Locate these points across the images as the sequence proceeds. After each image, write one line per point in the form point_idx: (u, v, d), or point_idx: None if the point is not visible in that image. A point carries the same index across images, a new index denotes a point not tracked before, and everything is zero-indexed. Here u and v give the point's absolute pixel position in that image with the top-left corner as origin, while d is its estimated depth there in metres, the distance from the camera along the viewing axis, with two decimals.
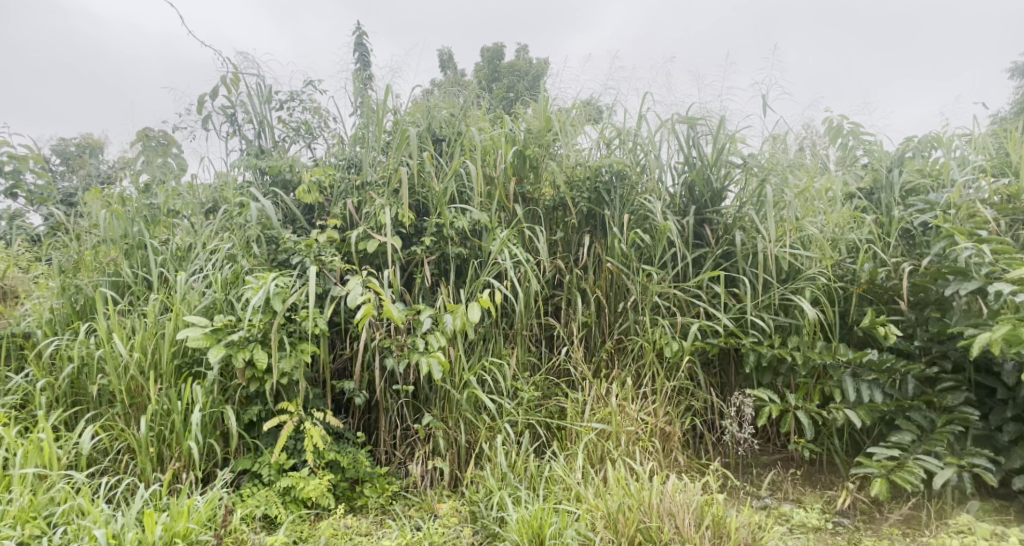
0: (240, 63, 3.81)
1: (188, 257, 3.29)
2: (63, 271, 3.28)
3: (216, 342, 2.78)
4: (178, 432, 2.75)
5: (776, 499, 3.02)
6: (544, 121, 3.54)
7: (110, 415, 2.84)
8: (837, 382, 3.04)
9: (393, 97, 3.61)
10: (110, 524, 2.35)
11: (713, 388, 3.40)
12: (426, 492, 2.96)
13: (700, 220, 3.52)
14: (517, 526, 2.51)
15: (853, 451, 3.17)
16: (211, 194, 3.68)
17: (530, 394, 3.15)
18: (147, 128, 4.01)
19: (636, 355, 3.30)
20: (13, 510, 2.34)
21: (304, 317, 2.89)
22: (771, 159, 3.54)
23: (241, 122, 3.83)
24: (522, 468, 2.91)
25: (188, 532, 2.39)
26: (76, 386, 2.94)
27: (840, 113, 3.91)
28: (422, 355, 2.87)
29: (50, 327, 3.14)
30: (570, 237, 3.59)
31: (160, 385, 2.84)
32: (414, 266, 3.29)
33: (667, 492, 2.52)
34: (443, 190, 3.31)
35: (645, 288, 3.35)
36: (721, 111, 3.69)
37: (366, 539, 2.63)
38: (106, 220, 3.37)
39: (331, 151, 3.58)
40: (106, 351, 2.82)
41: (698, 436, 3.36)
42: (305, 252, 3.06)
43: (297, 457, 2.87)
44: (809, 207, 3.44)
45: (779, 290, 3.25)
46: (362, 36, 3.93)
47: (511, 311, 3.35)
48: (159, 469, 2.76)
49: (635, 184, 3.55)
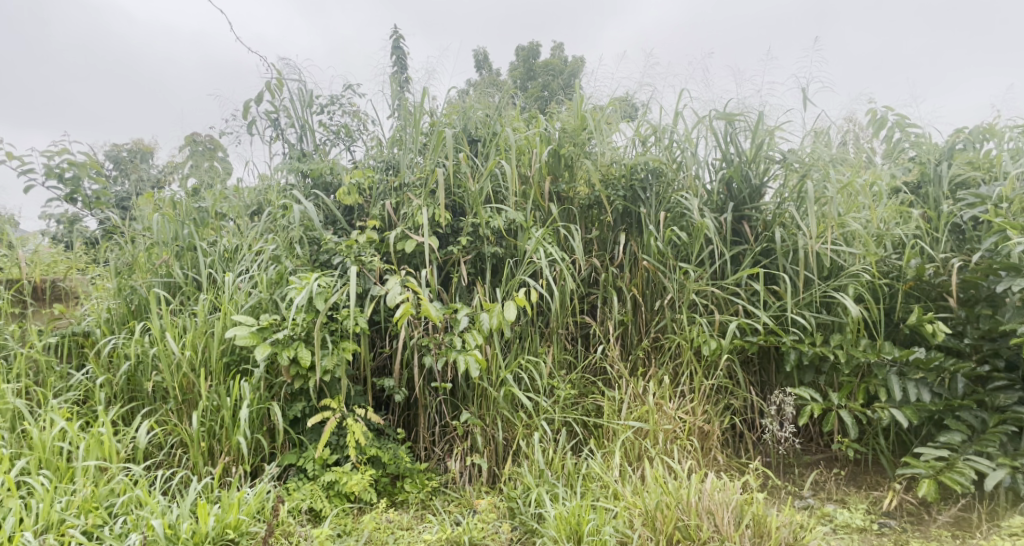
0: (282, 69, 3.90)
1: (235, 258, 3.40)
2: (120, 272, 3.42)
3: (262, 341, 2.87)
4: (228, 428, 2.85)
5: (819, 499, 2.97)
6: (578, 120, 3.57)
7: (165, 410, 2.97)
8: (882, 381, 2.97)
9: (429, 99, 3.67)
10: (166, 514, 2.46)
11: (753, 387, 3.35)
12: (464, 489, 3.02)
13: (739, 217, 3.49)
14: (555, 523, 2.54)
15: (899, 452, 3.09)
16: (256, 197, 3.76)
17: (566, 392, 3.17)
18: (195, 133, 4.13)
19: (673, 353, 3.30)
20: (78, 499, 2.48)
21: (345, 316, 2.98)
22: (814, 153, 3.45)
23: (284, 126, 3.92)
24: (559, 466, 2.94)
25: (239, 523, 2.50)
26: (133, 383, 3.07)
27: (885, 105, 3.77)
28: (460, 353, 2.93)
29: (109, 326, 3.28)
30: (605, 235, 3.59)
31: (211, 381, 2.95)
32: (450, 265, 3.35)
33: (706, 491, 2.52)
34: (479, 190, 3.36)
35: (682, 286, 3.34)
36: (761, 105, 3.63)
37: (408, 533, 2.70)
38: (158, 223, 3.47)
39: (370, 153, 3.67)
40: (160, 350, 2.94)
41: (738, 436, 3.32)
42: (346, 252, 3.16)
43: (340, 452, 2.96)
44: (852, 203, 3.36)
45: (821, 288, 3.19)
46: (399, 39, 3.98)
47: (547, 309, 3.38)
48: (210, 463, 2.86)
49: (672, 181, 3.53)
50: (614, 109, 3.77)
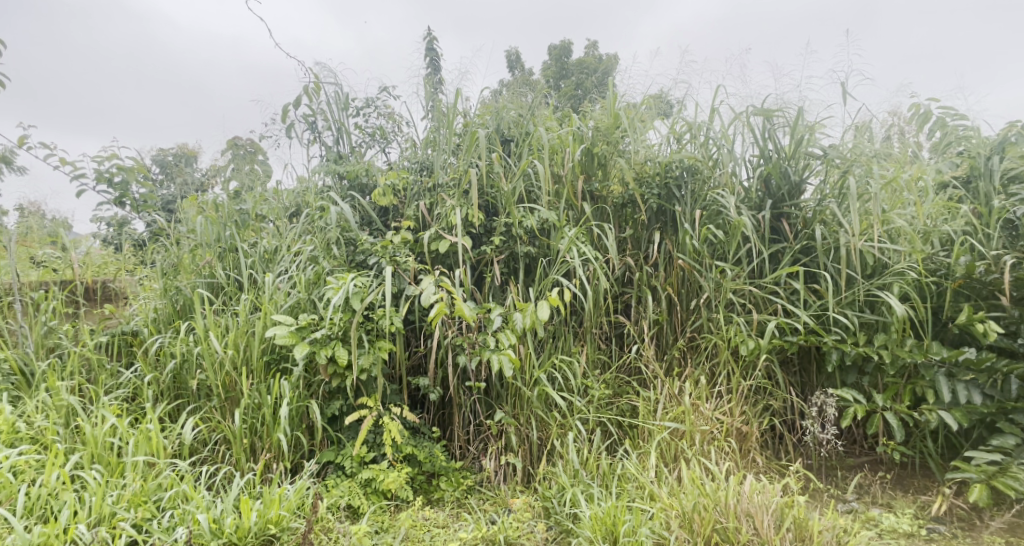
0: (319, 72, 3.96)
1: (275, 259, 3.47)
2: (165, 273, 3.51)
3: (301, 340, 2.92)
4: (269, 425, 2.91)
5: (863, 503, 2.90)
6: (612, 119, 3.55)
7: (209, 408, 3.04)
8: (930, 382, 2.90)
9: (463, 99, 3.69)
10: (210, 509, 2.53)
11: (793, 388, 3.29)
12: (499, 487, 3.03)
13: (778, 214, 3.44)
14: (591, 523, 2.53)
15: (949, 455, 3.01)
16: (294, 199, 3.82)
17: (600, 392, 3.16)
18: (235, 137, 4.22)
19: (710, 354, 3.27)
20: (128, 493, 2.55)
21: (381, 316, 3.01)
22: (856, 148, 3.42)
23: (321, 129, 3.98)
24: (594, 466, 2.93)
25: (280, 519, 2.55)
26: (179, 381, 3.15)
27: (929, 98, 3.66)
28: (494, 352, 2.94)
29: (155, 325, 3.37)
30: (639, 234, 3.57)
31: (252, 380, 3.01)
32: (483, 265, 3.37)
33: (745, 493, 2.48)
34: (512, 190, 3.36)
35: (719, 285, 3.30)
36: (800, 101, 3.57)
37: (444, 531, 2.72)
38: (201, 225, 3.56)
39: (404, 155, 3.71)
40: (203, 349, 3.01)
41: (778, 437, 3.26)
42: (381, 252, 3.19)
43: (377, 450, 2.99)
44: (896, 199, 3.28)
45: (864, 286, 3.12)
46: (433, 41, 4.01)
47: (581, 309, 3.37)
48: (252, 460, 2.93)
49: (708, 179, 3.49)
50: (648, 107, 3.74)
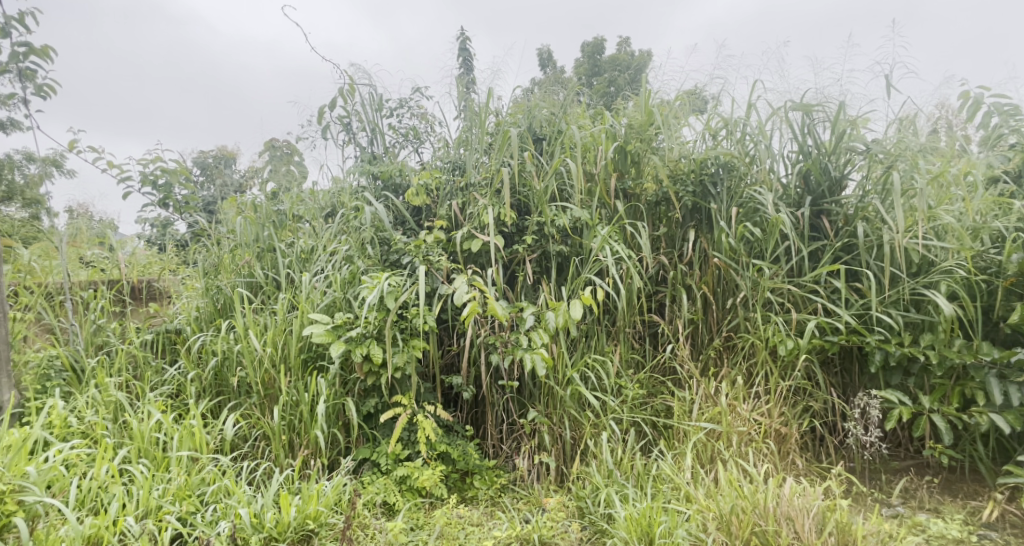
0: (353, 74, 4.01)
1: (311, 259, 3.51)
2: (206, 273, 3.60)
3: (337, 338, 2.96)
4: (306, 422, 2.96)
5: (909, 508, 2.82)
6: (646, 116, 3.51)
7: (249, 404, 3.10)
8: (980, 383, 2.80)
9: (495, 99, 3.70)
10: (251, 504, 2.58)
11: (835, 389, 3.22)
12: (533, 486, 3.02)
13: (818, 211, 3.36)
14: (626, 524, 2.51)
15: (1001, 459, 2.92)
16: (329, 199, 3.87)
17: (634, 392, 3.13)
18: (273, 139, 4.31)
19: (747, 353, 3.21)
20: (173, 487, 2.62)
21: (415, 314, 3.03)
22: (901, 143, 3.30)
23: (356, 130, 4.02)
24: (628, 466, 2.90)
25: (318, 514, 2.59)
26: (220, 377, 3.22)
27: (981, 84, 3.50)
28: (526, 351, 2.93)
29: (197, 324, 3.45)
30: (674, 232, 3.52)
31: (291, 377, 3.06)
32: (516, 264, 3.37)
33: (785, 496, 2.43)
34: (544, 189, 3.36)
35: (756, 283, 3.24)
36: (840, 95, 3.49)
37: (478, 529, 2.72)
38: (241, 226, 3.64)
39: (437, 155, 3.73)
40: (244, 346, 3.07)
41: (818, 439, 3.20)
42: (414, 252, 3.21)
43: (411, 448, 3.02)
44: (944, 194, 3.17)
45: (909, 285, 3.03)
46: (466, 40, 4.03)
47: (614, 308, 3.35)
48: (290, 456, 2.97)
49: (744, 176, 3.43)
50: (683, 104, 3.69)
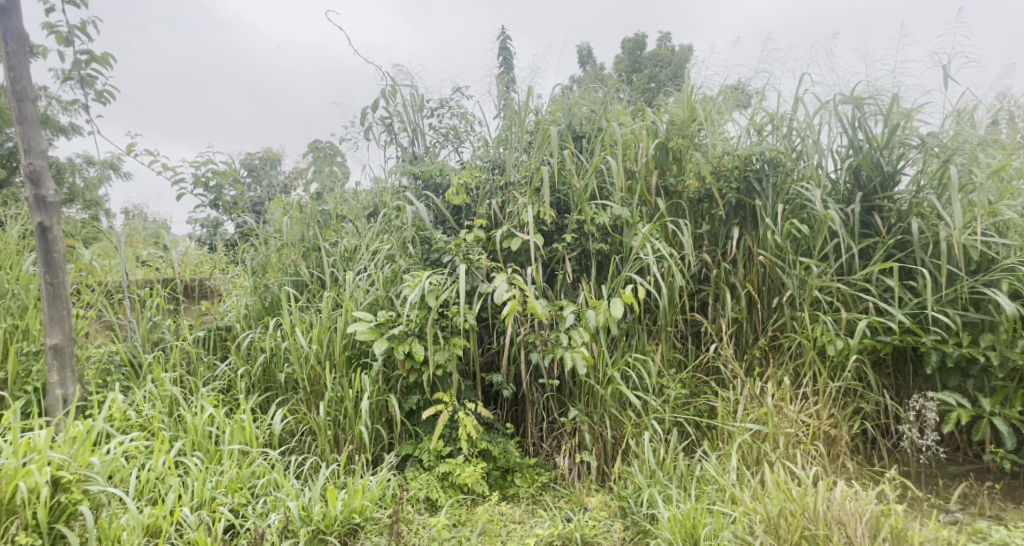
0: (396, 75, 4.05)
1: (354, 258, 3.57)
2: (254, 272, 3.69)
3: (380, 336, 3.00)
4: (351, 418, 3.01)
5: (968, 514, 2.71)
6: (688, 112, 3.44)
7: (296, 400, 3.17)
8: None
9: (535, 97, 3.70)
10: (299, 497, 2.65)
11: (887, 390, 3.12)
12: (574, 485, 3.01)
13: (869, 207, 3.27)
14: (669, 525, 2.48)
15: None
16: (372, 199, 3.93)
17: (676, 391, 3.09)
18: (316, 140, 4.44)
19: (794, 353, 3.14)
20: (226, 479, 2.70)
21: (456, 313, 3.05)
22: (958, 136, 3.18)
23: (398, 131, 4.07)
24: (671, 467, 2.87)
25: (364, 508, 2.64)
26: (268, 373, 3.29)
27: None
28: (567, 350, 2.92)
29: (246, 321, 3.54)
30: (717, 229, 3.48)
31: (335, 374, 3.12)
32: (555, 263, 3.37)
33: (836, 500, 2.37)
34: (584, 187, 3.34)
35: (803, 282, 3.15)
36: (893, 87, 3.37)
37: (520, 526, 2.72)
38: (287, 226, 3.73)
39: (477, 154, 3.75)
40: (290, 343, 3.14)
41: (870, 442, 3.11)
42: (455, 251, 3.22)
43: (453, 444, 3.04)
44: (1005, 189, 3.04)
45: (968, 283, 2.91)
46: (506, 40, 4.04)
47: (655, 307, 3.31)
48: (336, 451, 3.03)
49: (790, 171, 3.34)
50: (726, 99, 3.62)
